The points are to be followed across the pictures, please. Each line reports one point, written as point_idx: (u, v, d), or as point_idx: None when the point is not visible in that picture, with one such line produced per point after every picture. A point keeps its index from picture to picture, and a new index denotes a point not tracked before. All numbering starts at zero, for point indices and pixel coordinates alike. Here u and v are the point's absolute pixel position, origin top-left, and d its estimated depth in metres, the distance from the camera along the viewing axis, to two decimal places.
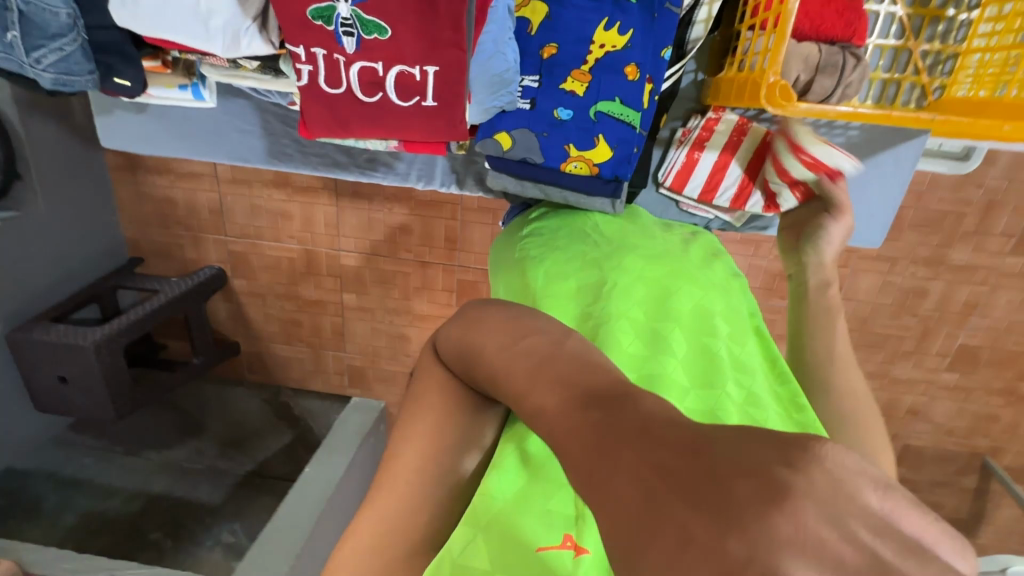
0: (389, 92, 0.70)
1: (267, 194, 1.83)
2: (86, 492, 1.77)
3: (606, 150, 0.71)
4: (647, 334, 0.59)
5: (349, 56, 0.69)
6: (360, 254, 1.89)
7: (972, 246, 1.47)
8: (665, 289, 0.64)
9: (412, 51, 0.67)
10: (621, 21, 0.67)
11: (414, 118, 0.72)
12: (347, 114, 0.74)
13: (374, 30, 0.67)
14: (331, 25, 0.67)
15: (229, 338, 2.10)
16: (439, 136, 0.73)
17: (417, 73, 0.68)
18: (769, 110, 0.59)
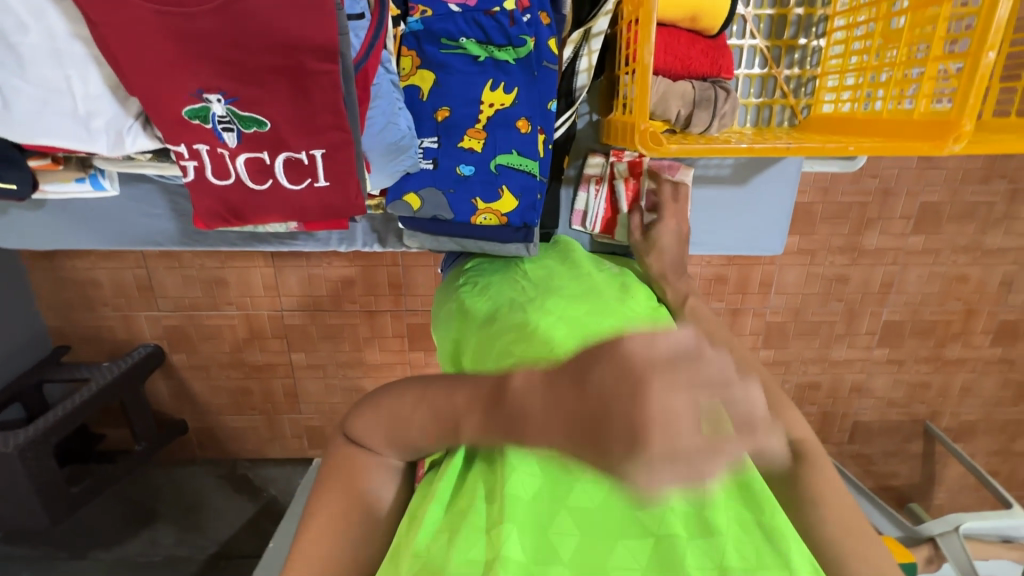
0: (277, 177, 0.72)
1: (199, 264, 1.78)
2: None
3: (511, 200, 0.74)
4: (566, 368, 0.61)
5: (232, 149, 0.70)
6: (303, 312, 1.85)
7: (879, 230, 1.60)
8: (587, 323, 0.66)
9: (295, 138, 0.69)
10: (505, 81, 0.70)
11: (306, 198, 0.74)
12: (239, 203, 0.75)
13: (253, 124, 0.68)
14: (207, 122, 0.68)
15: (175, 416, 1.99)
16: (336, 211, 0.75)
17: (304, 158, 0.71)
18: (644, 152, 0.67)
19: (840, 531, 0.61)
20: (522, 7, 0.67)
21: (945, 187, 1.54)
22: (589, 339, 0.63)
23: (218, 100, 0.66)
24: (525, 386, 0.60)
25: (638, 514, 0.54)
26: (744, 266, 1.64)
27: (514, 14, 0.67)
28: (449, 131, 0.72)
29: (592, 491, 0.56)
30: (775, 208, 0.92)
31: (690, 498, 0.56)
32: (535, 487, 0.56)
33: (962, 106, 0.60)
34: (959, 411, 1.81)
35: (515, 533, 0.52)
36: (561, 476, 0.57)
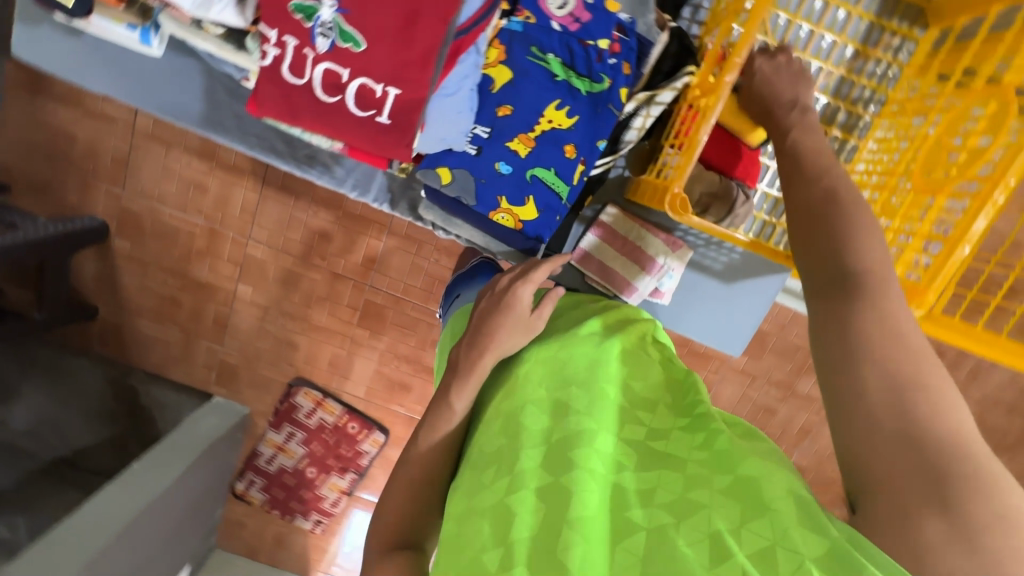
0: (348, 99, 0.72)
1: (186, 161, 1.72)
2: None
3: (533, 211, 0.78)
4: (548, 403, 0.65)
5: (319, 54, 0.71)
6: (269, 248, 1.79)
7: (814, 378, 1.72)
8: (562, 359, 0.72)
9: (380, 70, 0.70)
10: (570, 106, 0.75)
11: (362, 127, 0.74)
12: (300, 105, 0.75)
13: (350, 41, 0.69)
14: (309, 22, 0.69)
15: (89, 299, 1.88)
16: (383, 151, 0.76)
17: (379, 90, 0.71)
18: (670, 215, 0.72)
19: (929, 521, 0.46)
20: (612, 51, 0.75)
21: None
22: (567, 374, 0.68)
23: (329, 6, 0.68)
24: (511, 431, 0.63)
25: (628, 515, 0.53)
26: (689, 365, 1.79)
27: (603, 53, 0.74)
28: (504, 126, 0.76)
29: (585, 503, 0.53)
30: (748, 314, 0.99)
31: (677, 486, 0.55)
32: (533, 513, 0.54)
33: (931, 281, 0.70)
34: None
35: (523, 568, 0.50)
36: (553, 498, 0.54)
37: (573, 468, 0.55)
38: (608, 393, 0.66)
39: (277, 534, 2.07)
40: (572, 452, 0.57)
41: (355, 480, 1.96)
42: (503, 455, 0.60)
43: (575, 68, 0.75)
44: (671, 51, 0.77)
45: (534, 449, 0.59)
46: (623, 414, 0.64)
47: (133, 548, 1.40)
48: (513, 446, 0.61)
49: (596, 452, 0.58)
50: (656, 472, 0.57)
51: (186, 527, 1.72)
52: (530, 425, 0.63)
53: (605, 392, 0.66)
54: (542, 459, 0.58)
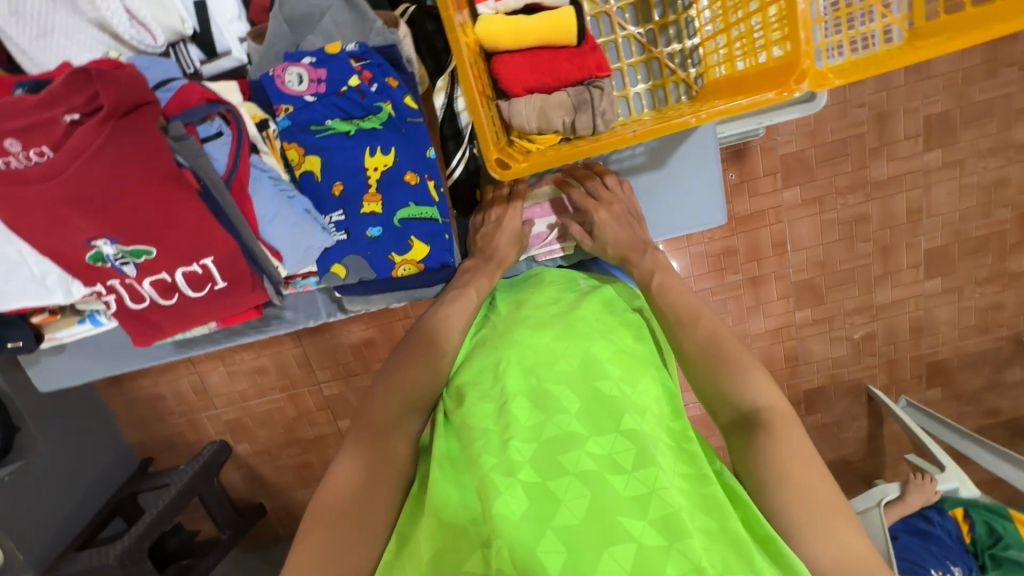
0: (183, 289, 0.79)
1: (239, 358, 1.94)
2: None
3: (423, 247, 0.77)
4: (537, 396, 0.60)
5: (135, 277, 0.78)
6: (338, 380, 1.96)
7: (886, 158, 1.59)
8: (554, 348, 0.65)
9: (185, 255, 0.76)
10: (381, 145, 0.74)
11: (211, 301, 0.81)
12: (157, 318, 0.83)
13: (142, 254, 0.75)
14: (108, 262, 0.75)
15: (252, 500, 2.16)
16: (240, 306, 0.82)
17: (197, 268, 0.77)
18: (493, 175, 0.69)
19: (804, 512, 0.52)
20: (366, 80, 0.70)
21: (948, 92, 1.53)
22: (557, 369, 0.62)
23: (105, 242, 0.73)
24: (500, 419, 0.58)
25: (621, 522, 0.49)
26: (750, 233, 1.67)
27: (361, 87, 0.70)
28: (343, 200, 0.76)
29: (571, 509, 0.51)
30: (705, 177, 0.88)
31: (670, 499, 0.51)
32: (513, 506, 0.51)
33: (797, 43, 0.62)
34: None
35: (502, 547, 0.49)
36: (539, 499, 0.52)
37: (563, 473, 0.53)
38: (599, 387, 0.60)
39: None
40: (565, 456, 0.54)
41: None
42: (489, 442, 0.56)
43: (352, 117, 0.72)
44: (430, 29, 0.77)
45: (525, 444, 0.55)
46: (621, 407, 0.58)
47: None
48: (501, 436, 0.57)
49: (589, 453, 0.54)
50: (650, 474, 0.52)
51: None
52: (520, 417, 0.58)
53: (595, 383, 0.60)
54: (532, 454, 0.55)
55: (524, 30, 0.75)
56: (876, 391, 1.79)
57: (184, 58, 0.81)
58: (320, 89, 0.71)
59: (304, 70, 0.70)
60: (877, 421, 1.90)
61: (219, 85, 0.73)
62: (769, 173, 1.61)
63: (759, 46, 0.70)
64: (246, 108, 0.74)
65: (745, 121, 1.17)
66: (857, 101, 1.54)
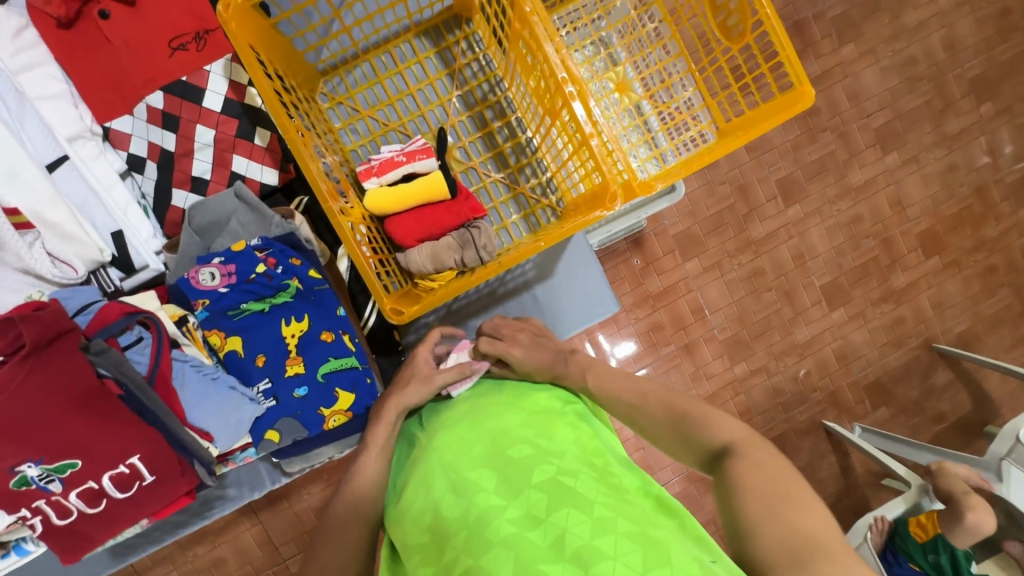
0: (111, 491, 0.79)
1: (193, 553, 1.79)
2: None
3: (348, 395, 0.84)
4: (458, 486, 0.63)
5: (62, 492, 0.76)
6: (305, 551, 1.82)
7: (758, 219, 1.85)
8: (469, 437, 0.69)
9: (111, 459, 0.76)
10: (294, 314, 0.83)
11: (145, 495, 0.81)
12: (90, 527, 0.81)
13: (67, 467, 0.75)
14: (34, 484, 0.75)
15: None
16: (176, 493, 0.82)
17: (125, 468, 0.77)
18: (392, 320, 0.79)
19: (760, 511, 0.58)
20: (272, 265, 0.80)
21: (786, 159, 1.84)
22: (472, 454, 0.66)
23: (29, 464, 0.73)
24: (435, 526, 0.62)
25: (541, 568, 0.53)
26: (668, 306, 1.83)
27: (268, 272, 0.80)
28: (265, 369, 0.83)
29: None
30: (590, 278, 1.02)
31: (584, 527, 0.54)
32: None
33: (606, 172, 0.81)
34: (948, 325, 1.96)
35: None
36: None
37: (490, 548, 0.56)
38: (508, 455, 0.65)
39: None
40: (486, 531, 0.57)
41: None
42: (433, 556, 0.61)
43: (264, 296, 0.81)
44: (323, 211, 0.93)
45: (457, 538, 0.59)
46: (529, 462, 0.63)
47: None
48: (439, 544, 0.60)
49: (507, 519, 0.58)
50: (563, 512, 0.56)
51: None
52: (447, 514, 0.62)
53: (507, 451, 0.65)
54: (464, 544, 0.58)
55: (406, 195, 0.91)
56: (829, 424, 1.87)
57: (105, 280, 0.91)
58: (231, 279, 0.80)
59: (215, 268, 0.80)
60: (843, 454, 1.95)
61: (138, 298, 0.81)
62: (668, 252, 1.82)
63: (589, 170, 0.87)
64: (165, 309, 0.82)
65: (621, 218, 1.37)
66: (719, 179, 1.82)
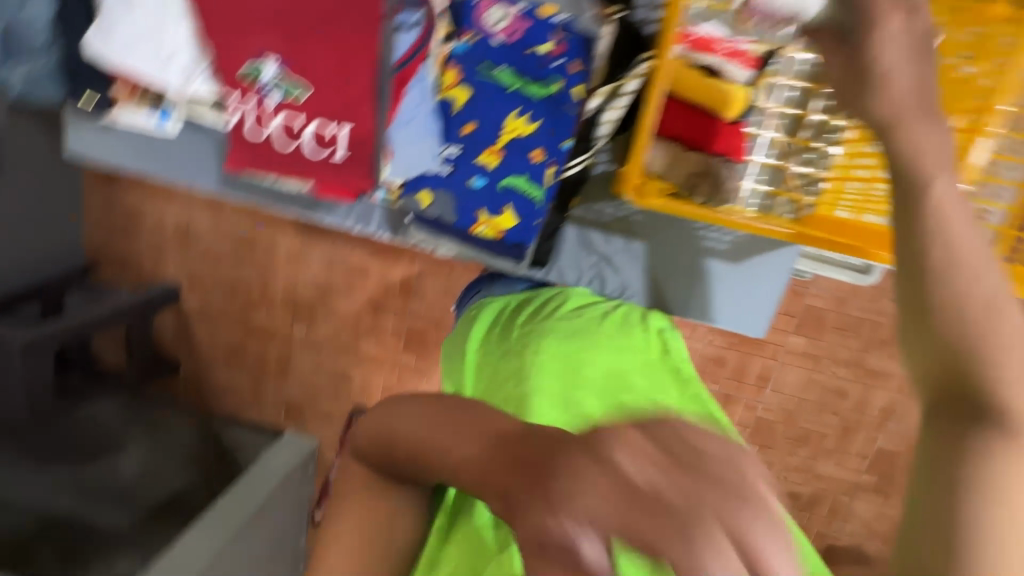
0: (307, 144, 1.08)
1: (236, 220, 1.95)
2: None
3: (510, 218, 1.03)
4: (565, 378, 0.80)
5: (273, 103, 1.07)
6: (315, 287, 1.99)
7: (887, 353, 1.70)
8: (577, 355, 0.87)
9: (336, 111, 1.03)
10: (529, 112, 0.96)
11: (327, 168, 1.09)
12: (265, 152, 1.12)
13: (297, 90, 1.04)
14: (259, 78, 1.06)
15: (172, 353, 2.18)
16: (351, 178, 1.08)
17: (336, 132, 1.05)
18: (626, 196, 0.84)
19: None
20: (555, 53, 0.94)
21: None
22: (579, 363, 0.85)
23: (267, 64, 1.05)
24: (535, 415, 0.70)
25: None
26: (743, 355, 1.76)
27: (546, 58, 0.95)
28: (471, 141, 1.00)
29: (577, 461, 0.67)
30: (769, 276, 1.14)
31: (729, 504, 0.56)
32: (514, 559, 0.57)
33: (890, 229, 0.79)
34: None
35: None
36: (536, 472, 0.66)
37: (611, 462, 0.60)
38: (616, 374, 0.83)
39: None
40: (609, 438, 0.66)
41: None
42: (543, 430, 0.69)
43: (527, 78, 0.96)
44: (615, 44, 0.92)
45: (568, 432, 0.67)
46: (636, 393, 0.78)
47: None
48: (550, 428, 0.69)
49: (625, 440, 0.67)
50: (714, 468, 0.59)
51: (276, 557, 1.89)
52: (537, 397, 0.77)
53: (595, 368, 0.84)
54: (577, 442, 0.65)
55: (699, 85, 0.87)
56: None
57: None
58: (512, 42, 0.96)
59: (506, 18, 0.96)
60: None
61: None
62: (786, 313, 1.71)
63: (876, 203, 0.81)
64: (442, 22, 0.97)
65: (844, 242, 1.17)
66: (891, 293, 1.64)
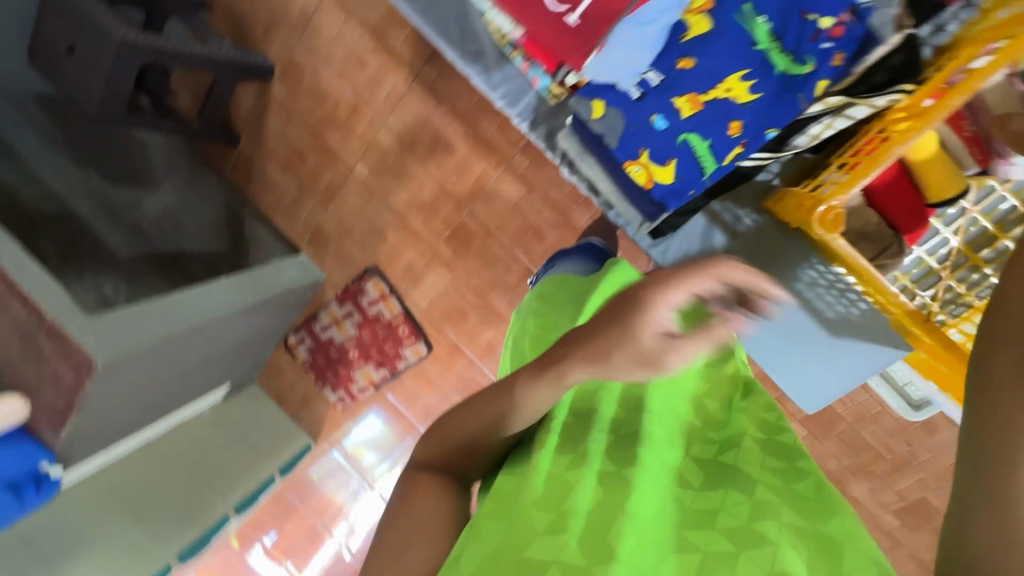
0: None
1: (358, 34, 1.87)
2: (13, 168, 1.69)
3: (670, 171, 1.20)
4: (630, 402, 0.83)
5: None
6: (398, 139, 1.94)
7: (869, 485, 1.74)
8: (643, 378, 0.86)
9: None
10: (757, 81, 1.10)
11: (550, 24, 1.20)
12: None
13: None
14: None
15: (235, 128, 2.14)
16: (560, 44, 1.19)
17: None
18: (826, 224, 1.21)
19: None
20: (831, 34, 1.04)
21: None
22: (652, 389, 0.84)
23: None
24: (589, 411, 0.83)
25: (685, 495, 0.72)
26: None
27: (820, 34, 1.04)
28: (685, 80, 1.15)
29: (654, 481, 0.72)
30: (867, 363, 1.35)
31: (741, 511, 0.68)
32: (595, 495, 0.69)
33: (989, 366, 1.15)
34: None
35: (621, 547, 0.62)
36: (616, 486, 0.70)
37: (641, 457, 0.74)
38: (684, 403, 0.83)
39: (307, 394, 2.29)
40: (654, 461, 0.74)
41: (388, 377, 2.13)
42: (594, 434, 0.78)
43: (781, 45, 1.08)
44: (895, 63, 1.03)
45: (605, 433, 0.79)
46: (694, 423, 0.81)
47: (184, 349, 1.54)
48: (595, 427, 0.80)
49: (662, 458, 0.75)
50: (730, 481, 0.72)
51: (235, 355, 1.89)
52: (603, 414, 0.82)
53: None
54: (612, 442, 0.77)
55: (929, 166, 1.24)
56: None
57: None
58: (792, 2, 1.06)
59: None
60: None
61: None
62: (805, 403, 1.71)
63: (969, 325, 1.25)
64: None
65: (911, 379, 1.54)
66: (905, 438, 1.66)
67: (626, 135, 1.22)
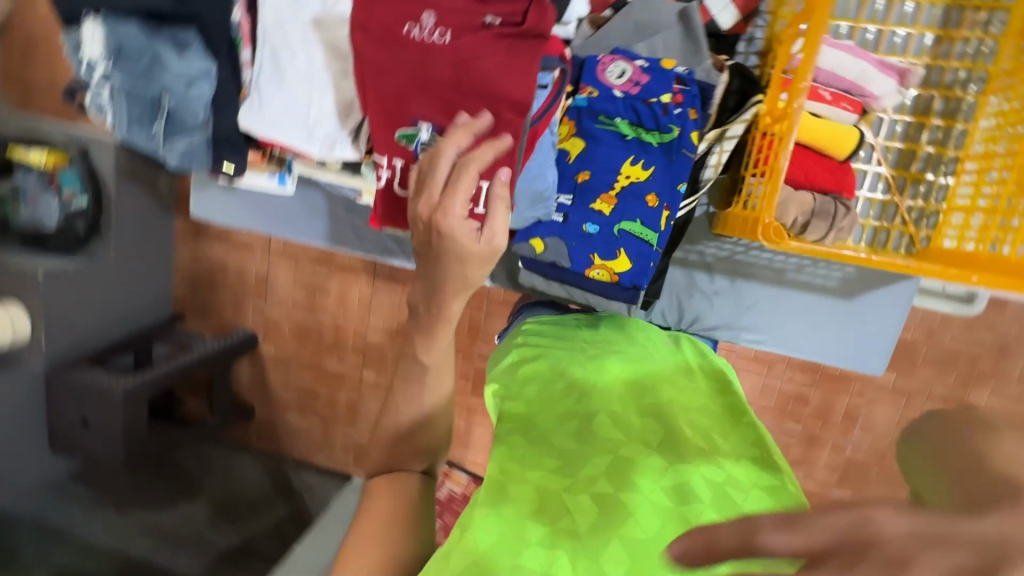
0: None
1: (311, 269, 2.04)
2: (65, 550, 1.78)
3: (626, 260, 1.13)
4: (617, 416, 0.75)
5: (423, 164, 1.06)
6: (386, 331, 2.03)
7: (989, 389, 1.64)
8: (622, 382, 0.84)
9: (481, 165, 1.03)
10: (645, 158, 1.09)
11: None
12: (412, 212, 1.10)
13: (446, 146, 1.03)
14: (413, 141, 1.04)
15: (246, 400, 2.21)
16: None
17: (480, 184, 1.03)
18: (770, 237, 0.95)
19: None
20: (675, 102, 1.06)
21: None
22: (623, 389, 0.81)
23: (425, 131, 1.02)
24: (574, 424, 0.74)
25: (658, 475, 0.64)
26: (828, 392, 1.74)
27: (667, 106, 1.06)
28: (590, 189, 1.13)
29: (651, 500, 0.59)
30: (889, 311, 1.30)
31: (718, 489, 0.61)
32: (594, 503, 0.60)
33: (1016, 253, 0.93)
34: None
35: (566, 550, 0.56)
36: (608, 482, 0.63)
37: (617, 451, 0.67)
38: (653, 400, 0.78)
39: None
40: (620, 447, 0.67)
41: None
42: (579, 432, 0.71)
43: (644, 127, 1.08)
44: (733, 88, 1.10)
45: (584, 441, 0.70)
46: (675, 421, 0.73)
47: None
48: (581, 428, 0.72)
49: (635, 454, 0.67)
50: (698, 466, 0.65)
51: None
52: (588, 423, 0.73)
53: (629, 386, 0.82)
54: (594, 447, 0.69)
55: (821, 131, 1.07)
56: None
57: None
58: (632, 95, 1.08)
59: (628, 68, 1.09)
60: None
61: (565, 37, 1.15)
62: None
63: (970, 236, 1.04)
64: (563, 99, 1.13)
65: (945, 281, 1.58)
66: (986, 326, 1.60)
67: (572, 253, 1.16)
